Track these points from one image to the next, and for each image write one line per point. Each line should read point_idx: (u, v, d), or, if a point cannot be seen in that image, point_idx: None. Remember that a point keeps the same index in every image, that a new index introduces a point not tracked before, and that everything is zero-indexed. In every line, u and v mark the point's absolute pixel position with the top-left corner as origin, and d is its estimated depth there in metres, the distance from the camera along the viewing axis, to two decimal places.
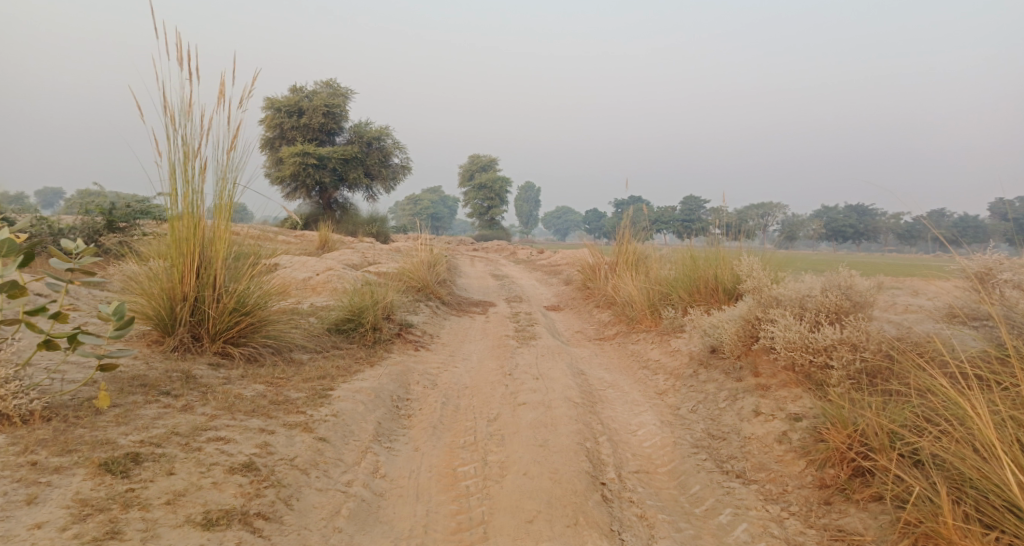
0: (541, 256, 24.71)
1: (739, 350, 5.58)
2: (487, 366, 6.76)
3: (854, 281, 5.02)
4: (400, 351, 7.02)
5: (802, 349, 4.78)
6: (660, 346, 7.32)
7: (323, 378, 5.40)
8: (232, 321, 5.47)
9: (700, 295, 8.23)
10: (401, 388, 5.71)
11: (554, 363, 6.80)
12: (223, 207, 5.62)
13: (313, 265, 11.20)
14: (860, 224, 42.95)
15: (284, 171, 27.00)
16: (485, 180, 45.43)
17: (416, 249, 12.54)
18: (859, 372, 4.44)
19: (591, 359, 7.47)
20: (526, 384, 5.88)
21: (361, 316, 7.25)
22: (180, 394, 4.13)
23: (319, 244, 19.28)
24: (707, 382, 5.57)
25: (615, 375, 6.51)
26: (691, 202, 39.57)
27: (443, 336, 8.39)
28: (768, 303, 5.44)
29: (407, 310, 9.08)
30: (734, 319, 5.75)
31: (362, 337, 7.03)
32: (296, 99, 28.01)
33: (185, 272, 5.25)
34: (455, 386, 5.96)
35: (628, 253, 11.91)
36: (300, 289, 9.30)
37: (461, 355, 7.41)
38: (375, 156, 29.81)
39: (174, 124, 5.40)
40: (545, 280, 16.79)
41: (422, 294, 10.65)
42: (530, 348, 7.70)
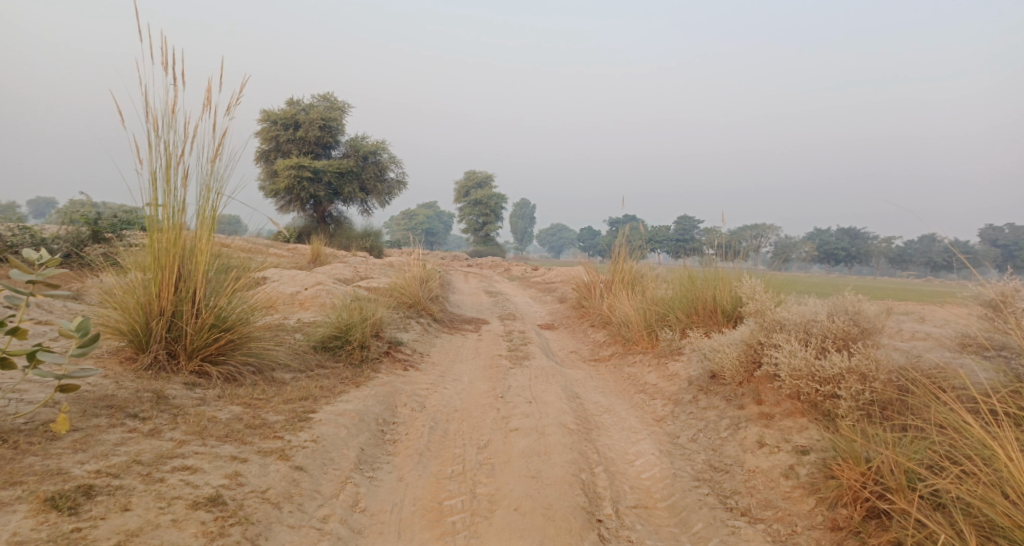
0: (535, 273, 24.50)
1: (741, 376, 5.35)
2: (478, 388, 6.50)
3: (862, 306, 4.81)
4: (388, 371, 6.76)
5: (808, 377, 4.55)
6: (657, 369, 7.09)
7: (305, 399, 5.13)
8: (210, 338, 5.21)
9: (698, 317, 8.02)
10: (387, 410, 5.45)
11: (548, 385, 6.56)
12: (206, 218, 5.39)
13: (302, 280, 10.94)
14: (853, 246, 42.98)
15: (279, 184, 26.80)
16: (480, 195, 45.35)
17: (409, 264, 12.32)
18: (869, 402, 4.21)
19: (586, 381, 7.23)
20: (519, 408, 5.63)
21: (349, 333, 7.00)
22: (149, 416, 3.87)
23: (311, 258, 19.03)
24: (708, 410, 5.34)
25: (611, 399, 6.26)
26: (686, 223, 39.53)
27: (433, 355, 8.14)
28: (771, 328, 5.23)
29: (397, 327, 8.82)
30: (735, 343, 5.52)
31: (349, 356, 6.77)
32: (292, 111, 27.88)
33: (162, 286, 5.00)
34: (444, 409, 5.70)
35: (623, 272, 11.72)
36: (287, 304, 9.04)
37: (451, 375, 7.15)
38: (370, 170, 29.66)
39: (157, 131, 5.19)
40: (540, 298, 16.58)
41: (414, 310, 10.40)
42: (523, 369, 7.45)
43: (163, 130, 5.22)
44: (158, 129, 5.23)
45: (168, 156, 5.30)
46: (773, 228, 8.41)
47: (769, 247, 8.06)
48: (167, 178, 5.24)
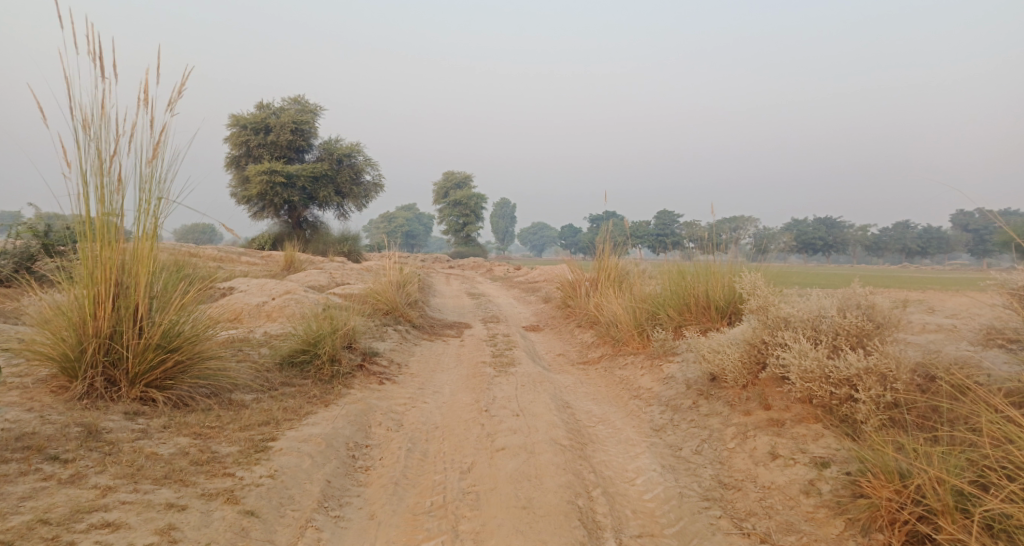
0: (517, 273, 23.99)
1: (744, 379, 4.92)
2: (460, 401, 6.00)
3: (874, 298, 4.40)
4: (361, 386, 6.23)
5: (820, 379, 4.13)
6: (650, 372, 6.63)
7: (266, 424, 4.60)
8: (156, 361, 4.66)
9: (691, 314, 7.64)
10: (359, 432, 4.93)
11: (535, 395, 6.07)
12: (148, 228, 4.82)
13: (272, 289, 10.34)
14: (831, 236, 43.14)
15: (252, 191, 26.03)
16: (461, 196, 44.88)
17: (386, 269, 11.77)
18: (891, 405, 3.81)
19: (576, 387, 6.76)
20: (505, 423, 5.14)
21: (318, 346, 6.45)
22: (73, 458, 3.33)
23: (285, 266, 18.34)
24: (710, 416, 4.90)
25: (604, 408, 5.80)
26: (664, 216, 39.22)
27: (412, 365, 7.61)
28: (775, 325, 4.80)
29: (373, 337, 8.29)
30: (736, 342, 5.08)
31: (319, 371, 6.22)
32: (262, 116, 27.14)
33: (97, 305, 4.47)
34: (423, 428, 5.20)
35: (608, 269, 11.30)
36: (254, 316, 8.45)
37: (431, 387, 6.64)
38: (346, 173, 28.94)
39: (87, 131, 4.65)
40: (523, 298, 16.06)
41: (391, 317, 9.86)
42: (508, 377, 6.95)
43: (94, 128, 4.68)
44: (89, 128, 4.69)
45: (101, 158, 4.75)
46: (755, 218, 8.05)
47: (748, 238, 7.74)
48: (101, 182, 4.70)
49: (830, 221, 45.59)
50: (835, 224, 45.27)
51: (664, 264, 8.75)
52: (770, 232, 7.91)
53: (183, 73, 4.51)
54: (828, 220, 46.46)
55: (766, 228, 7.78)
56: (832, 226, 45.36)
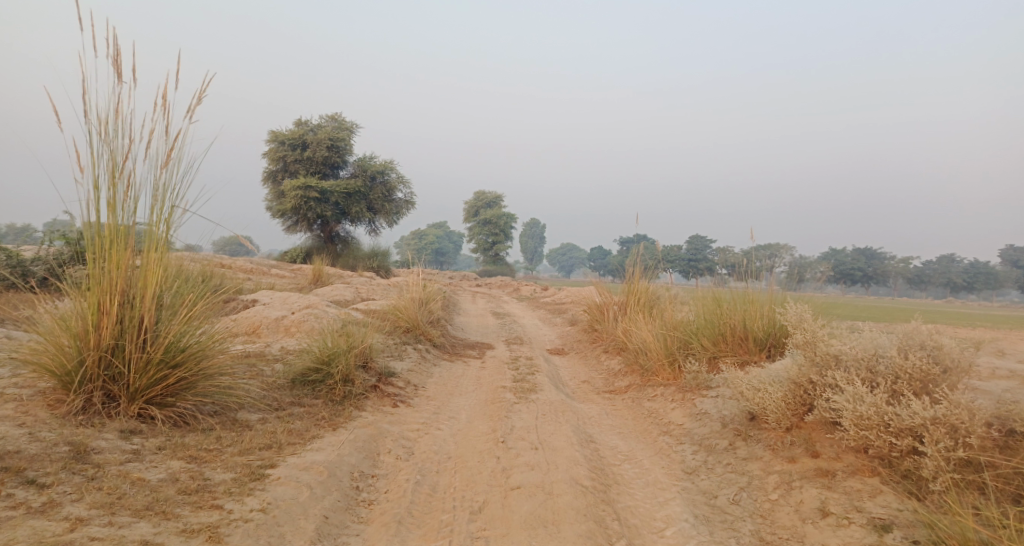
0: (545, 294, 23.61)
1: (789, 421, 4.47)
2: (477, 430, 5.63)
3: (941, 339, 3.95)
4: (375, 408, 5.92)
5: (878, 428, 3.72)
6: (682, 406, 6.19)
7: (268, 449, 4.31)
8: (158, 377, 4.41)
9: (726, 345, 7.20)
10: (367, 460, 4.61)
11: (557, 426, 5.67)
12: (158, 237, 4.61)
13: (294, 303, 10.13)
14: (869, 267, 41.78)
15: (286, 205, 26.27)
16: (490, 215, 44.79)
17: (410, 285, 11.52)
18: (962, 463, 3.40)
19: (601, 419, 6.35)
20: (524, 458, 4.75)
21: (331, 365, 6.17)
22: (52, 482, 3.06)
23: (313, 280, 18.29)
24: (749, 461, 4.46)
25: (630, 444, 5.38)
26: (698, 241, 38.52)
27: (430, 387, 7.29)
28: (825, 364, 4.36)
29: (391, 356, 7.99)
30: (780, 380, 4.64)
31: (330, 391, 5.93)
32: (300, 131, 27.49)
33: (101, 316, 4.25)
34: (435, 459, 4.86)
35: (638, 294, 10.88)
36: (272, 330, 8.22)
37: (448, 412, 6.31)
38: (378, 190, 29.02)
39: (103, 136, 4.51)
40: (549, 320, 15.66)
41: (411, 336, 9.58)
42: (529, 405, 6.56)
43: (111, 133, 4.53)
44: (104, 132, 4.54)
45: (115, 164, 4.58)
46: (791, 247, 7.68)
47: (783, 266, 7.30)
48: (113, 188, 4.52)
49: (869, 252, 44.27)
50: (874, 255, 43.90)
51: (697, 290, 8.32)
52: (808, 261, 7.49)
53: (204, 79, 4.39)
54: (866, 250, 45.12)
55: (803, 256, 7.38)
56: (871, 257, 44.03)
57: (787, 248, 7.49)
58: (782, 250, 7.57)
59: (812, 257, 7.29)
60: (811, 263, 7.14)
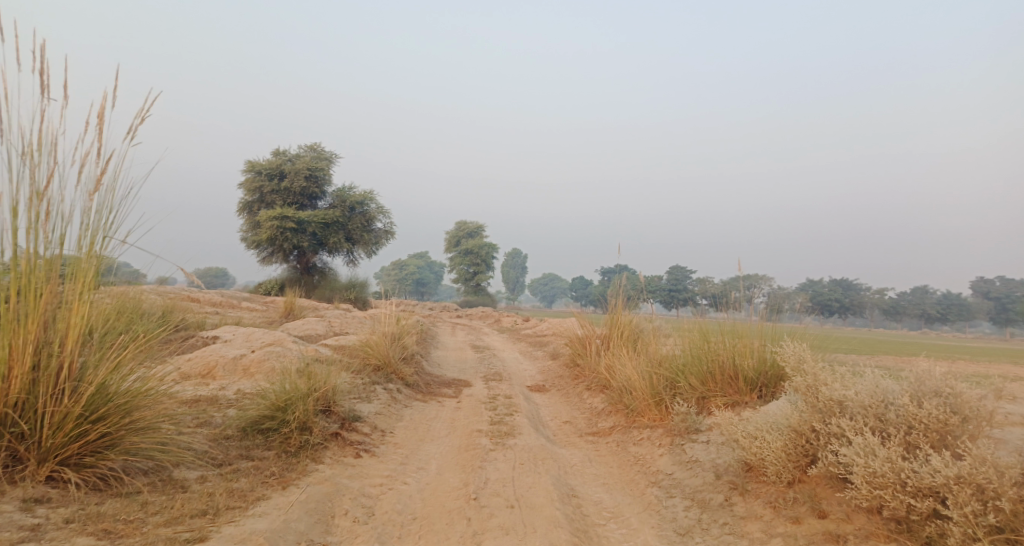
0: (524, 326, 23.19)
1: (790, 474, 4.03)
2: (446, 484, 5.10)
3: (958, 384, 3.55)
4: (335, 459, 5.37)
5: (894, 487, 3.27)
6: (671, 453, 5.74)
7: (200, 517, 3.76)
8: (76, 434, 3.84)
9: (715, 385, 6.78)
10: (319, 525, 4.07)
11: (536, 478, 5.15)
12: (86, 269, 4.07)
13: (258, 340, 9.54)
14: (846, 298, 42.11)
15: (261, 236, 25.63)
16: (472, 246, 44.50)
17: (383, 319, 10.98)
18: (992, 530, 2.97)
19: (583, 467, 5.85)
20: (497, 520, 4.23)
21: (288, 412, 5.61)
22: None
23: (284, 313, 17.62)
24: (747, 521, 3.99)
25: (616, 498, 4.89)
26: (678, 272, 38.29)
27: (399, 432, 6.75)
28: (829, 411, 3.94)
29: (358, 398, 7.43)
30: (778, 428, 4.21)
31: (285, 442, 5.37)
32: (278, 162, 27.01)
33: (9, 364, 3.69)
34: (398, 521, 4.33)
35: (621, 327, 10.48)
36: (229, 371, 7.62)
37: (416, 462, 5.77)
38: (357, 221, 28.53)
39: (27, 158, 4.01)
40: (529, 353, 15.18)
41: (382, 374, 9.02)
42: (506, 452, 6.04)
43: (36, 154, 4.03)
44: (27, 154, 4.04)
45: (38, 189, 4.07)
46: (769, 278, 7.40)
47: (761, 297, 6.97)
48: (35, 216, 3.99)
49: (845, 283, 44.65)
50: (850, 285, 44.26)
51: (680, 324, 7.94)
52: (785, 291, 7.21)
53: (146, 95, 4.00)
54: (843, 281, 45.53)
55: (782, 287, 7.09)
56: (848, 287, 44.39)
57: (765, 278, 7.19)
58: (759, 280, 7.24)
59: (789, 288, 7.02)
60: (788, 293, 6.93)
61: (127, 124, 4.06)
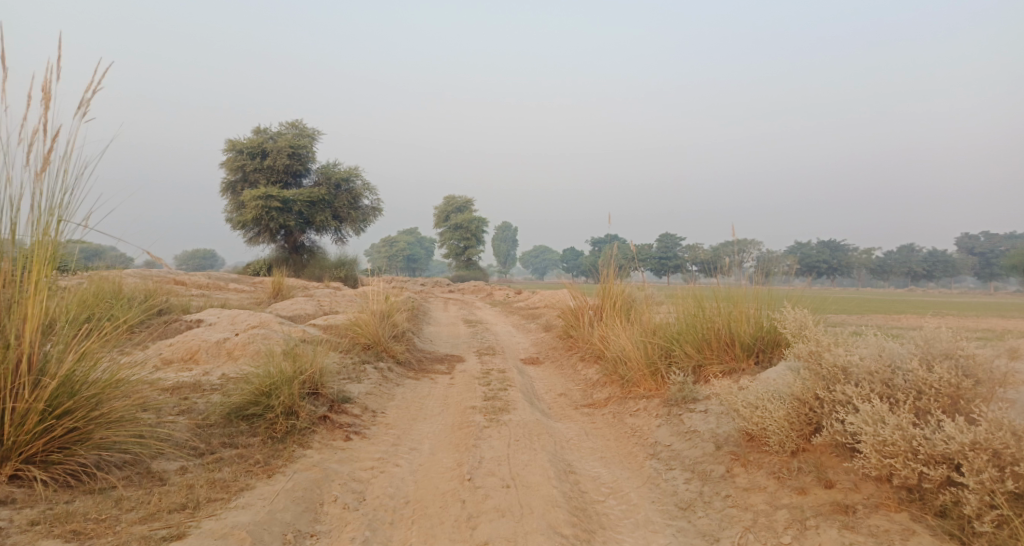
0: (515, 299, 23.03)
1: (794, 444, 3.90)
2: (440, 464, 4.94)
3: (970, 346, 3.41)
4: (323, 443, 5.19)
5: (905, 455, 3.13)
6: (669, 424, 5.61)
7: (178, 512, 3.59)
8: (40, 429, 3.65)
9: (711, 352, 6.64)
10: (307, 514, 3.91)
11: (532, 455, 5.00)
12: (44, 255, 3.83)
13: (243, 322, 9.32)
14: (835, 259, 42.21)
15: (246, 216, 25.19)
16: (461, 220, 44.17)
17: (372, 296, 10.75)
18: (1011, 497, 2.83)
19: (580, 441, 5.71)
20: (493, 501, 4.08)
21: (272, 396, 5.41)
22: None
23: (272, 294, 17.35)
24: (751, 493, 3.85)
25: (614, 472, 4.76)
26: (667, 240, 38.11)
27: (390, 412, 6.58)
28: (834, 378, 3.79)
29: (347, 378, 7.25)
30: (780, 396, 4.07)
31: (271, 427, 5.18)
32: (259, 140, 26.42)
33: None
34: (389, 506, 4.17)
35: (614, 296, 10.32)
36: (212, 355, 7.40)
37: (409, 442, 5.61)
38: (343, 198, 28.10)
39: None
40: (522, 326, 15.02)
41: (372, 353, 8.84)
42: (501, 429, 5.88)
43: None
44: None
45: None
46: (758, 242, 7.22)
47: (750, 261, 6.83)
48: None
49: (833, 244, 44.70)
50: (839, 247, 44.29)
51: (675, 291, 7.78)
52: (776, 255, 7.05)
53: (98, 67, 3.75)
54: (832, 243, 45.60)
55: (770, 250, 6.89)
56: (837, 249, 44.48)
57: (755, 242, 7.06)
58: (748, 244, 7.06)
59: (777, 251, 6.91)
60: (776, 257, 6.81)
61: (81, 99, 3.81)
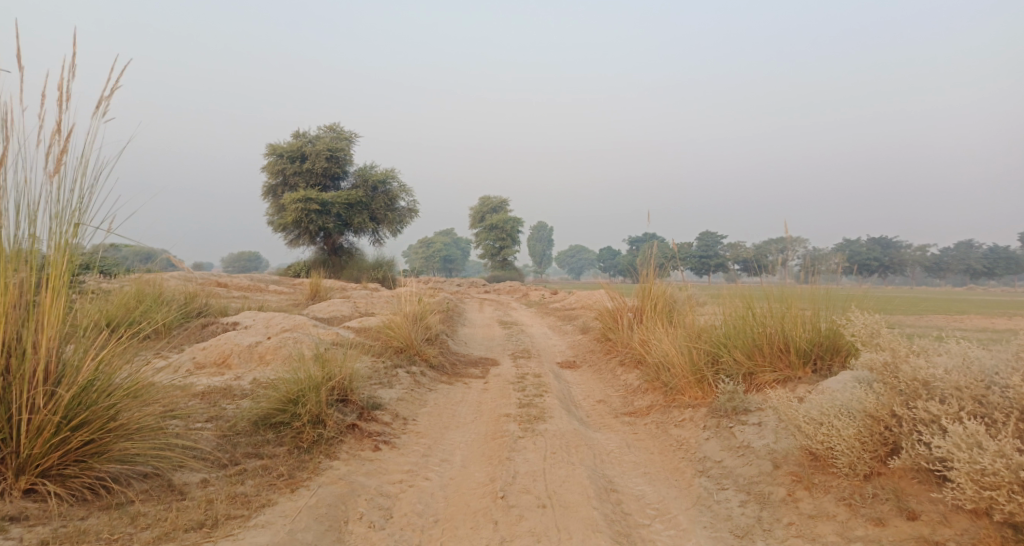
0: (552, 299, 22.64)
1: (867, 466, 3.51)
2: (472, 479, 4.64)
3: None
4: (351, 454, 4.95)
5: (1009, 488, 2.71)
6: (719, 438, 5.20)
7: (195, 531, 3.36)
8: (55, 442, 3.47)
9: (763, 359, 6.20)
10: (330, 534, 3.66)
11: (570, 470, 4.67)
12: (61, 262, 3.65)
13: (277, 325, 9.21)
14: (885, 257, 40.55)
15: (285, 219, 25.44)
16: (497, 221, 44.02)
17: (405, 298, 10.54)
18: None
19: (622, 454, 5.35)
20: (528, 523, 3.81)
21: (299, 404, 5.20)
22: None
23: (310, 295, 17.38)
24: (818, 521, 3.46)
25: (660, 491, 4.39)
26: (708, 239, 37.11)
27: (421, 419, 6.32)
28: (913, 393, 3.38)
29: (378, 384, 7.03)
30: (849, 412, 3.67)
31: (297, 436, 4.97)
32: (299, 144, 26.65)
33: None
34: (417, 525, 3.90)
35: (654, 297, 9.88)
36: (244, 359, 7.26)
37: (440, 453, 5.33)
38: (381, 199, 28.16)
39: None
40: (560, 327, 14.65)
41: (405, 356, 8.61)
42: (537, 439, 5.56)
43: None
44: None
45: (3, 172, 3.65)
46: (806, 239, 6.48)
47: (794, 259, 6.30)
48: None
49: (884, 241, 42.93)
50: (889, 244, 42.50)
51: (721, 293, 7.34)
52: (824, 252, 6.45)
53: (112, 67, 3.63)
54: (881, 241, 43.80)
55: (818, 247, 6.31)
56: (887, 246, 42.73)
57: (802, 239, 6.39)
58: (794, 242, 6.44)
59: (829, 248, 6.40)
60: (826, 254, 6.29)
61: (96, 99, 3.69)
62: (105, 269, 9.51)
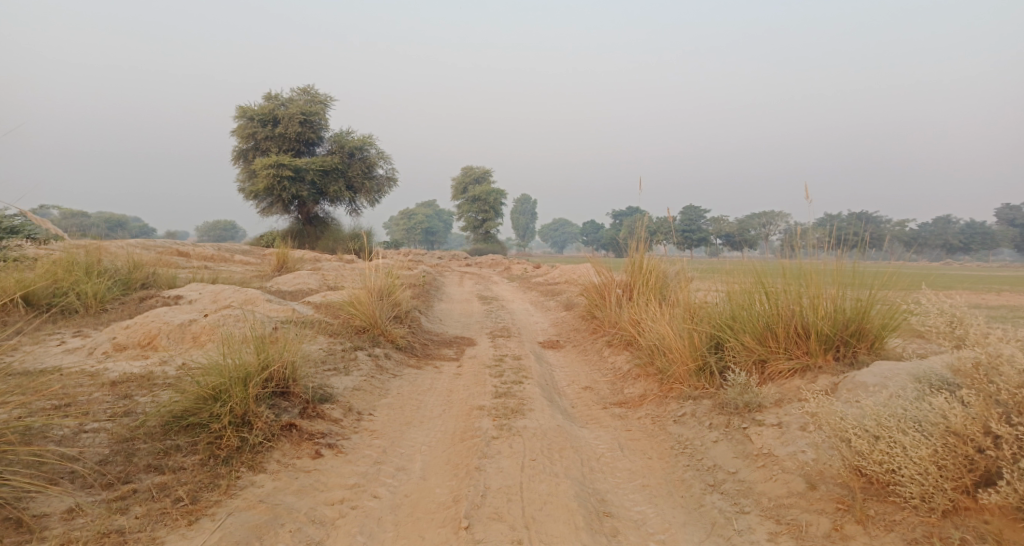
0: (534, 274, 21.64)
1: (946, 499, 2.69)
2: (430, 498, 3.72)
3: None
4: (282, 463, 4.00)
5: None
6: (730, 441, 4.33)
7: None
8: None
9: (777, 344, 5.31)
10: None
11: (553, 485, 3.77)
12: None
13: (224, 300, 8.15)
14: None
15: (256, 186, 24.05)
16: (478, 192, 42.46)
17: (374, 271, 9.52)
18: None
19: (613, 459, 4.47)
20: None
21: (219, 399, 4.20)
22: None
23: (276, 267, 16.21)
24: None
25: (665, 515, 3.51)
26: (690, 212, 36.15)
27: (378, 413, 5.37)
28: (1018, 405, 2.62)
29: (332, 370, 6.07)
30: (921, 426, 2.85)
31: (214, 440, 3.99)
32: (271, 107, 25.11)
33: None
34: None
35: (644, 272, 8.99)
36: (175, 340, 6.23)
37: (394, 459, 4.39)
38: (357, 167, 26.82)
39: None
40: (542, 304, 13.70)
41: (367, 337, 7.64)
42: (512, 440, 4.65)
43: None
44: None
45: None
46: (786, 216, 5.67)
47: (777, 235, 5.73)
48: None
49: None
50: None
51: (716, 267, 6.58)
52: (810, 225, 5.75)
53: None
54: None
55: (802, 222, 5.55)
56: None
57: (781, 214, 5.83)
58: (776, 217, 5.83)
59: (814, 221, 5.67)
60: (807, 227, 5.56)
61: None
62: (29, 235, 8.35)
